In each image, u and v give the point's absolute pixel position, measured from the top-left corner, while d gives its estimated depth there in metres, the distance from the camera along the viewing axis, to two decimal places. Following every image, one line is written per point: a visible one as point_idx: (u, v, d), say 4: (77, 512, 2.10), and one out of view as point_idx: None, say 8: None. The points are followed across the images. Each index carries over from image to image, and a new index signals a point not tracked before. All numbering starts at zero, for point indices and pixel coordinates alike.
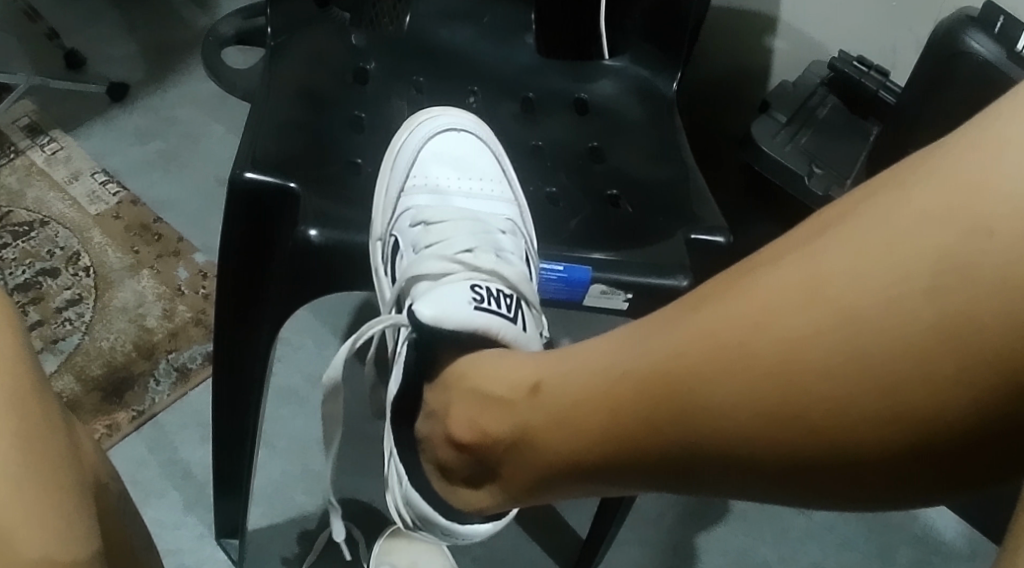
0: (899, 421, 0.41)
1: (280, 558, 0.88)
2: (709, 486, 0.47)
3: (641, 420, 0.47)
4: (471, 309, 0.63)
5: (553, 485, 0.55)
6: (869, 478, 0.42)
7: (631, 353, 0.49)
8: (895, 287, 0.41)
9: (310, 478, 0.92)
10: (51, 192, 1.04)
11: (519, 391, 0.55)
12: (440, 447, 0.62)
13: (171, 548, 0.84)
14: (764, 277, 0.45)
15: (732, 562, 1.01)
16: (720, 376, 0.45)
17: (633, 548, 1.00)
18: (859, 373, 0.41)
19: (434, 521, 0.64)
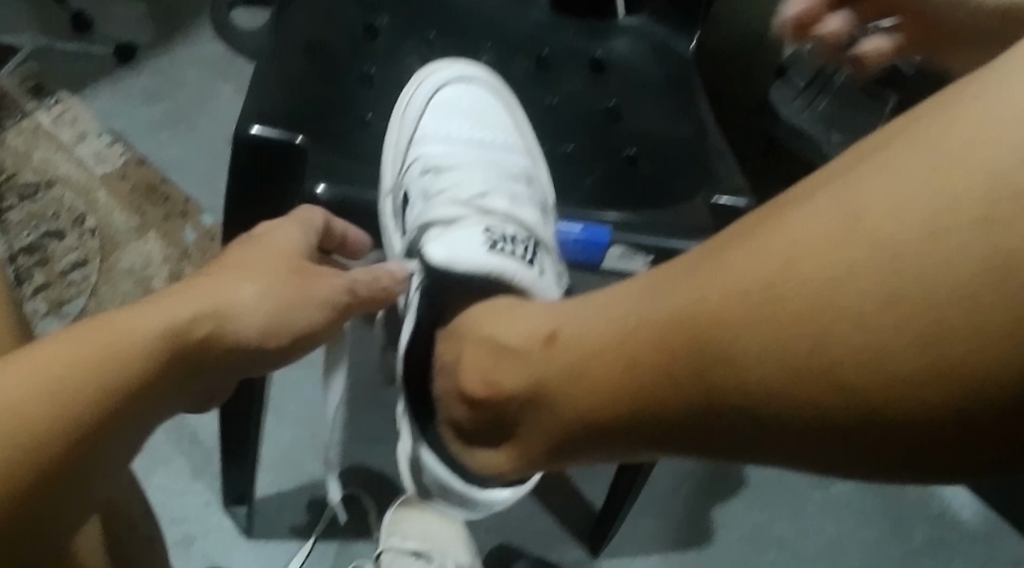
0: (941, 376, 0.36)
1: (290, 526, 0.86)
2: (735, 452, 0.43)
3: (660, 373, 0.44)
4: (483, 251, 0.62)
5: (571, 448, 0.50)
6: (920, 440, 0.38)
7: (651, 302, 0.45)
8: (937, 218, 0.37)
9: (320, 442, 0.91)
10: (58, 153, 1.02)
11: (535, 340, 0.52)
12: (454, 405, 0.59)
13: (177, 517, 0.85)
14: (797, 213, 0.41)
15: (747, 535, 0.99)
16: (748, 325, 0.41)
17: (649, 519, 0.99)
18: (901, 318, 0.37)
19: (451, 487, 0.64)
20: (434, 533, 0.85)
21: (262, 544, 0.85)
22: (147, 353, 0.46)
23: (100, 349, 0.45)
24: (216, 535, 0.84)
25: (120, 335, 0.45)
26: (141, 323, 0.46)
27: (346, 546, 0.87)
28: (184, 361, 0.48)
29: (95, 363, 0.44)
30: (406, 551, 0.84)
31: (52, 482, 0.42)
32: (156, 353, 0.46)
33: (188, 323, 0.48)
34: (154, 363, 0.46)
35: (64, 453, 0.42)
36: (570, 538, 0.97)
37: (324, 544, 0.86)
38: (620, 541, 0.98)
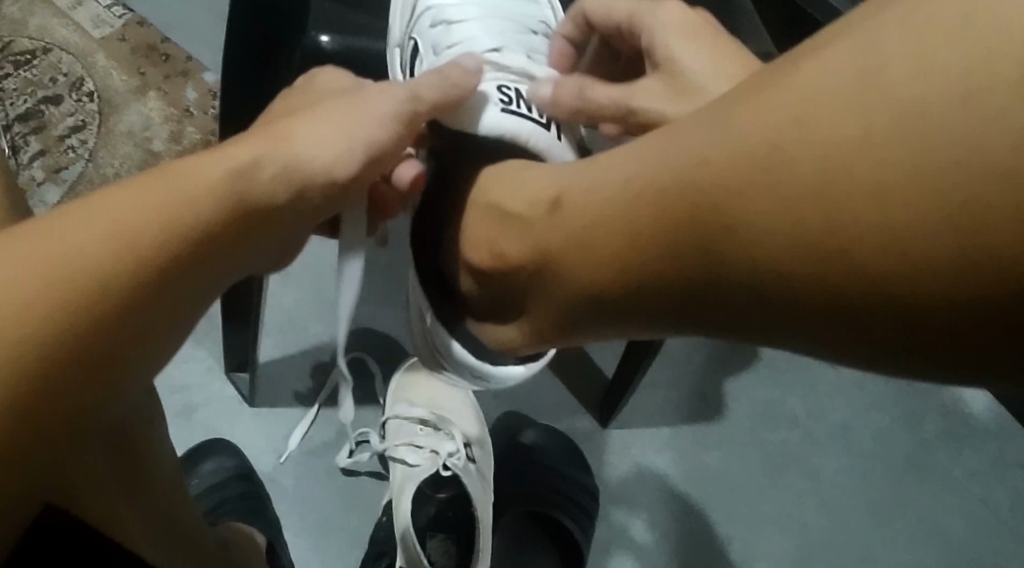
0: (960, 265, 0.34)
1: (293, 393, 0.86)
2: (744, 325, 0.42)
3: (665, 242, 0.42)
4: (499, 110, 0.57)
5: (577, 320, 0.51)
6: (926, 325, 0.35)
7: (655, 165, 0.43)
8: (964, 79, 0.33)
9: (325, 307, 0.89)
10: (56, 19, 0.97)
11: (539, 206, 0.50)
12: (462, 276, 0.58)
13: (180, 385, 0.85)
14: (812, 70, 0.38)
15: (758, 411, 1.00)
16: (754, 191, 0.39)
17: (661, 391, 0.98)
18: (925, 199, 0.34)
19: (462, 361, 0.60)
20: (442, 401, 0.85)
21: (266, 413, 0.85)
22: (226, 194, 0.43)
23: (182, 184, 0.42)
24: (219, 404, 0.85)
25: (198, 174, 0.43)
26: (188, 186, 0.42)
27: (351, 413, 0.86)
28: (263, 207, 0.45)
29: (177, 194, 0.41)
30: (412, 419, 0.83)
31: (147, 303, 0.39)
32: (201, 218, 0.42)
33: (257, 166, 0.45)
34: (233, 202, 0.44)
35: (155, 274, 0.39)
36: (580, 408, 0.96)
37: (329, 411, 0.86)
38: (631, 413, 0.97)
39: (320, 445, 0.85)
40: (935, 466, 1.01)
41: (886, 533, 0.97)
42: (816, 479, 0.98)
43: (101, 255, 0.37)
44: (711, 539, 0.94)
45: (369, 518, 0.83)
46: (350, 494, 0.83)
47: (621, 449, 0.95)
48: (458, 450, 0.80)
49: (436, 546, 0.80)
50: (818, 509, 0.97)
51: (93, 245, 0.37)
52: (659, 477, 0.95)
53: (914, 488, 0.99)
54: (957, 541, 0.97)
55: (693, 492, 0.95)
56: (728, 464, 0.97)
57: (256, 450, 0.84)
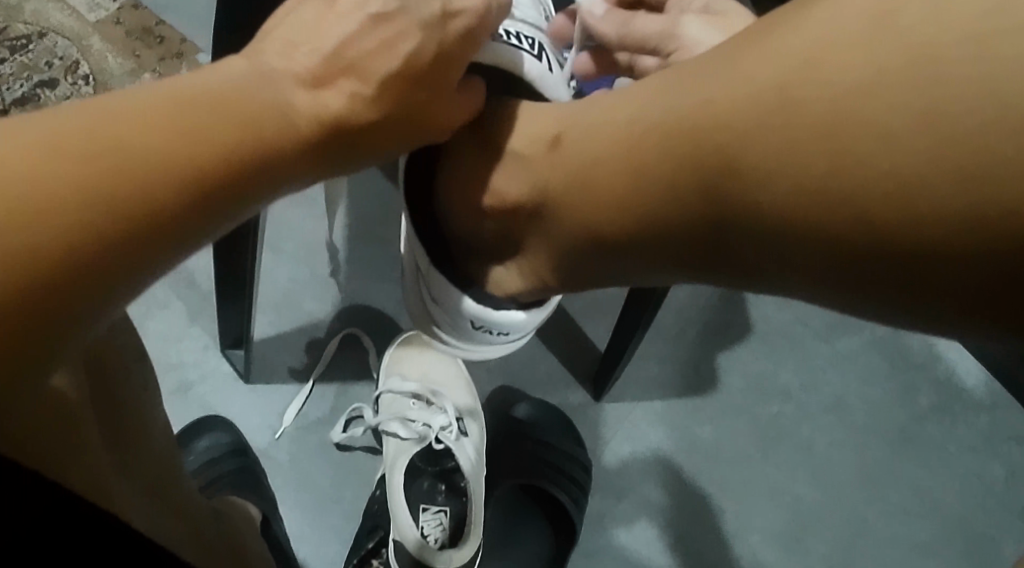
0: (963, 216, 0.35)
1: (288, 369, 0.88)
2: (742, 266, 0.43)
3: (667, 179, 0.43)
4: (497, 42, 0.54)
5: (578, 262, 0.51)
6: (927, 271, 0.36)
7: (658, 106, 0.44)
8: (980, 24, 0.34)
9: (320, 284, 0.90)
10: (51, 4, 0.98)
11: (540, 142, 0.50)
12: (458, 219, 0.58)
13: (175, 362, 0.86)
14: (828, 11, 0.39)
15: (751, 384, 1.00)
16: (762, 134, 0.39)
17: (653, 364, 0.99)
18: (936, 146, 0.35)
19: (462, 307, 0.60)
20: (434, 375, 0.86)
21: (261, 389, 0.87)
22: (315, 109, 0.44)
23: (264, 90, 0.42)
24: (214, 381, 0.86)
25: (284, 86, 0.43)
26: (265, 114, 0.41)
27: (346, 388, 0.88)
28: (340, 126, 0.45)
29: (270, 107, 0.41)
30: (405, 393, 0.84)
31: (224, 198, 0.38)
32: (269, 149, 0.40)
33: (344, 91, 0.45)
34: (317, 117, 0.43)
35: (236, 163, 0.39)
36: (573, 382, 0.97)
37: (323, 386, 0.87)
38: (625, 386, 0.97)
39: (315, 420, 0.86)
40: (926, 437, 1.01)
41: (879, 504, 0.97)
42: (810, 451, 0.99)
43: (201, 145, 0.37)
44: (704, 511, 0.95)
45: (363, 491, 0.84)
46: (344, 469, 0.85)
47: (615, 422, 0.96)
48: (451, 423, 0.82)
49: (429, 520, 0.81)
50: (810, 481, 0.97)
51: (184, 125, 0.37)
52: (652, 449, 0.96)
53: (906, 460, 1.00)
54: (950, 511, 0.98)
55: (686, 464, 0.96)
56: (722, 435, 0.97)
57: (251, 426, 0.85)
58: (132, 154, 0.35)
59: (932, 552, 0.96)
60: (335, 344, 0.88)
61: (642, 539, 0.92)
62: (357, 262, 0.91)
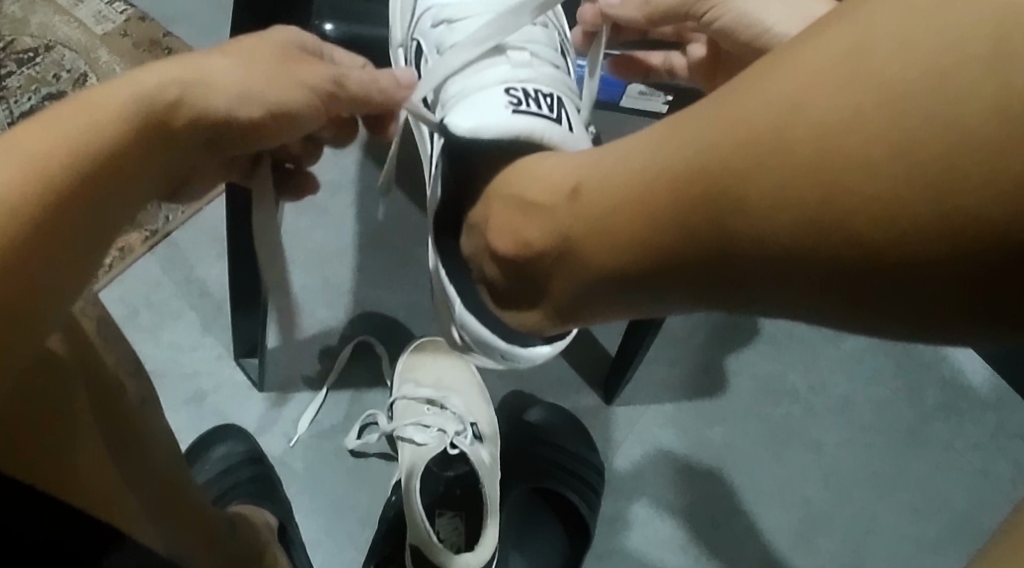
0: (946, 229, 0.36)
1: (302, 377, 0.88)
2: (759, 300, 0.44)
3: (677, 220, 0.45)
4: (508, 113, 0.56)
5: (598, 299, 0.52)
6: (935, 288, 0.38)
7: (666, 149, 0.45)
8: (941, 58, 0.36)
9: (332, 291, 0.91)
10: (57, 17, 0.99)
11: (558, 193, 0.51)
12: (485, 263, 0.58)
13: (188, 372, 0.86)
14: (807, 46, 0.41)
15: (759, 386, 1.01)
16: (755, 173, 0.41)
17: (662, 367, 1.00)
18: (915, 166, 0.37)
19: (493, 346, 0.60)
20: (448, 381, 0.87)
21: (275, 397, 0.87)
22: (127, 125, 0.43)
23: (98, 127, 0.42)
24: (227, 390, 0.86)
25: (102, 105, 0.43)
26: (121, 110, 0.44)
27: (359, 395, 0.88)
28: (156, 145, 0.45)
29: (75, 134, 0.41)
30: (420, 398, 0.85)
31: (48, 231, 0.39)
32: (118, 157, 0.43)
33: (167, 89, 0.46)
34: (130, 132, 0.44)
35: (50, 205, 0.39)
36: (584, 386, 0.97)
37: (337, 393, 0.87)
38: (635, 389, 0.98)
39: (330, 427, 0.86)
40: (934, 435, 1.02)
41: (887, 503, 0.98)
42: (819, 450, 0.99)
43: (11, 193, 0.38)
44: (716, 512, 0.95)
45: (379, 498, 0.85)
46: (360, 475, 0.85)
47: (626, 425, 0.97)
48: (464, 429, 0.82)
49: (444, 524, 0.82)
50: (818, 482, 0.98)
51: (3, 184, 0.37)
52: (662, 452, 0.96)
53: (914, 459, 1.00)
54: (958, 508, 0.99)
55: (697, 466, 0.96)
56: (731, 436, 0.98)
57: (266, 435, 0.86)
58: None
59: (941, 549, 0.97)
60: (349, 351, 0.88)
61: (654, 541, 0.93)
62: (369, 272, 0.92)
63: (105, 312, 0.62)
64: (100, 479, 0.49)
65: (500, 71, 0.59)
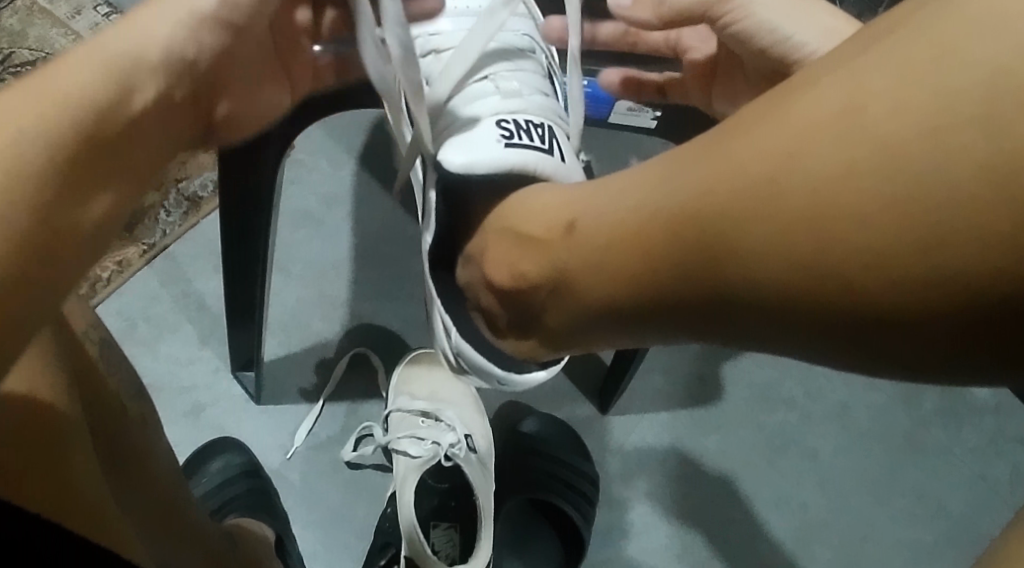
0: (938, 284, 0.37)
1: (299, 389, 0.89)
2: (753, 341, 0.45)
3: (667, 262, 0.45)
4: (501, 146, 0.57)
5: (594, 332, 0.52)
6: (927, 339, 0.38)
7: (659, 190, 0.46)
8: (932, 118, 0.37)
9: (328, 304, 0.92)
10: (54, 29, 0.99)
11: (554, 228, 0.52)
12: (482, 292, 0.59)
13: (186, 386, 0.88)
14: (801, 99, 0.42)
15: (757, 394, 1.01)
16: (751, 221, 0.42)
17: (658, 376, 1.00)
18: (906, 222, 0.38)
19: (489, 371, 0.61)
20: (443, 393, 0.87)
21: (272, 409, 0.88)
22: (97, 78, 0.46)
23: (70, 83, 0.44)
24: (225, 402, 0.88)
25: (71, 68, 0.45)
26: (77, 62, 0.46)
27: (356, 407, 0.89)
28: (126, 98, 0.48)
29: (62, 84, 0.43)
30: (414, 411, 0.85)
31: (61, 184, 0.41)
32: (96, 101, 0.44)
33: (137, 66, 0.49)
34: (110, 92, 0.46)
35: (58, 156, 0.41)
36: (579, 395, 0.98)
37: (334, 405, 0.88)
38: (631, 398, 0.99)
39: (326, 439, 0.87)
40: (932, 441, 1.02)
41: (884, 509, 0.98)
42: (815, 458, 1.00)
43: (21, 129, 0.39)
44: (714, 519, 0.96)
45: (374, 510, 0.85)
46: (356, 487, 0.86)
47: (623, 434, 0.97)
48: (460, 440, 0.82)
49: (438, 537, 0.83)
50: (817, 489, 0.98)
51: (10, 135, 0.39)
52: (658, 461, 0.97)
53: (912, 465, 1.01)
54: (956, 514, 0.99)
55: (693, 474, 0.97)
56: (727, 445, 0.99)
57: (264, 447, 0.87)
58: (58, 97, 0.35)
59: (938, 554, 0.97)
60: (345, 363, 0.89)
61: (651, 550, 0.93)
62: (364, 284, 0.93)
63: (107, 332, 0.63)
64: (91, 480, 0.46)
65: (491, 101, 0.60)
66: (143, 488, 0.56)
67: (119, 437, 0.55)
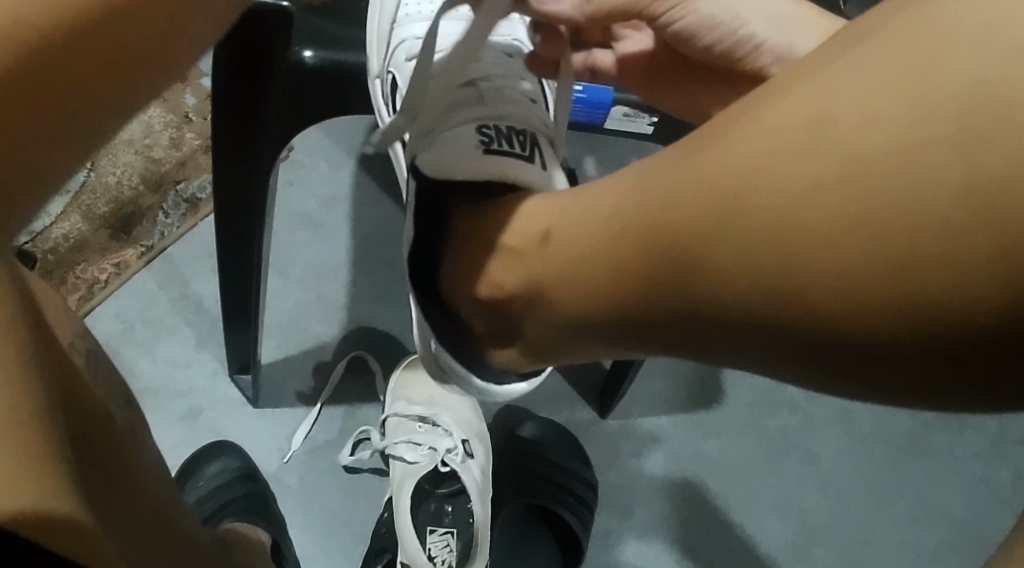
0: (911, 311, 0.37)
1: (296, 392, 0.89)
2: (725, 358, 0.44)
3: (641, 278, 0.44)
4: (478, 153, 0.57)
5: (570, 342, 0.52)
6: (896, 363, 0.38)
7: (632, 204, 0.45)
8: (906, 135, 0.36)
9: (326, 307, 0.92)
10: None
11: (531, 238, 0.52)
12: (463, 302, 0.59)
13: (184, 388, 0.88)
14: (771, 110, 0.41)
15: (757, 397, 1.01)
16: (720, 236, 0.41)
17: (659, 380, 0.99)
18: (879, 247, 0.37)
19: (468, 380, 0.62)
20: (440, 397, 0.87)
21: (270, 412, 0.88)
22: None
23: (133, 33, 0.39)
24: (223, 405, 0.88)
25: None
26: None
27: (354, 410, 0.89)
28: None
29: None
30: (411, 416, 0.85)
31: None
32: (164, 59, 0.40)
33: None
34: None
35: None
36: (579, 399, 0.97)
37: (330, 409, 0.88)
38: (630, 401, 0.98)
39: (323, 443, 0.87)
40: (934, 444, 1.01)
41: (885, 513, 0.98)
42: (816, 462, 0.99)
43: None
44: (713, 525, 0.95)
45: (371, 514, 0.85)
46: (352, 491, 0.86)
47: (622, 438, 0.97)
48: (457, 446, 0.83)
49: (436, 542, 0.80)
50: (817, 494, 0.98)
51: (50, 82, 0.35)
52: (658, 466, 0.96)
53: (913, 467, 1.00)
54: (957, 517, 0.98)
55: (692, 477, 0.96)
56: (727, 448, 0.98)
57: (260, 450, 0.87)
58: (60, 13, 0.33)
59: (940, 558, 0.96)
60: (343, 366, 0.89)
61: (649, 555, 0.93)
62: (362, 286, 0.93)
63: (92, 343, 0.63)
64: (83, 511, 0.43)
65: (474, 108, 0.60)
66: (132, 505, 0.56)
67: (103, 454, 0.55)
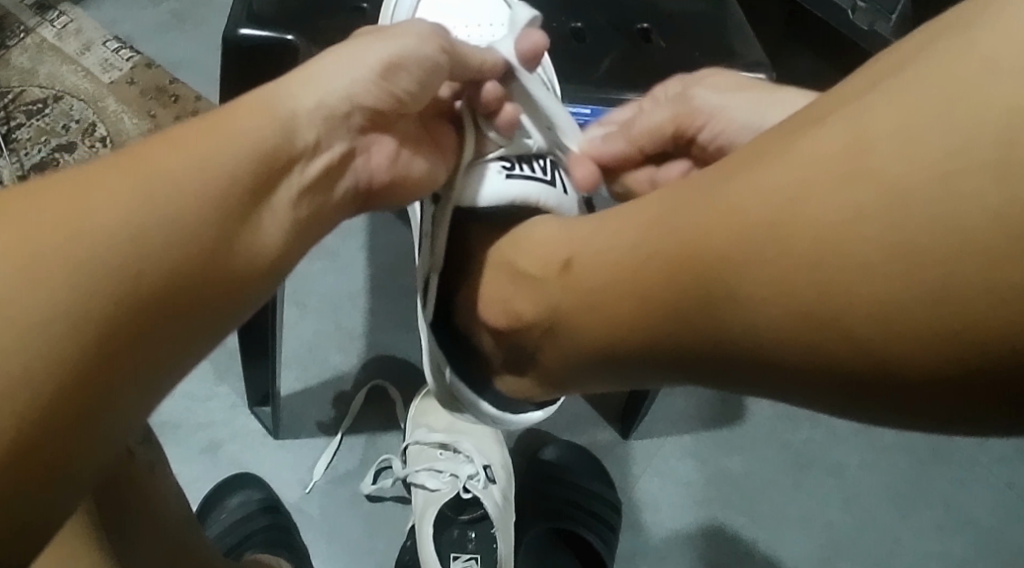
0: (946, 340, 0.36)
1: (317, 423, 0.89)
2: (752, 390, 0.44)
3: (667, 311, 0.44)
4: (502, 178, 0.58)
5: (590, 372, 0.51)
6: (931, 393, 0.37)
7: (654, 234, 0.45)
8: (941, 159, 0.36)
9: (345, 336, 0.92)
10: (64, 66, 1.04)
11: (551, 266, 0.52)
12: (473, 329, 0.59)
13: (205, 422, 0.88)
14: (800, 142, 0.40)
15: (779, 412, 1.00)
16: (747, 265, 0.40)
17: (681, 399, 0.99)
18: (912, 268, 0.36)
19: (482, 410, 0.61)
20: (461, 424, 0.87)
21: (291, 444, 0.88)
22: (266, 122, 0.48)
23: (193, 164, 0.44)
24: (243, 438, 0.88)
25: (230, 125, 0.47)
26: (200, 144, 0.45)
27: (375, 439, 0.89)
28: (291, 148, 0.49)
29: (224, 140, 0.46)
30: (432, 444, 0.85)
31: (151, 310, 0.41)
32: (241, 176, 0.46)
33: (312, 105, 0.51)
34: (268, 138, 0.48)
35: (197, 234, 0.43)
36: (600, 420, 0.98)
37: (352, 438, 0.88)
38: (653, 422, 0.98)
39: (345, 473, 0.87)
40: (958, 454, 1.00)
41: (912, 522, 0.96)
42: (843, 475, 0.98)
43: (80, 283, 0.38)
44: (739, 545, 0.94)
45: (394, 541, 0.85)
46: (376, 521, 0.86)
47: (645, 458, 0.97)
48: (479, 472, 0.83)
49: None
50: (845, 508, 0.97)
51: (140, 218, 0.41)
52: (683, 485, 0.96)
53: (939, 477, 0.99)
54: (985, 524, 0.97)
55: (716, 498, 0.96)
56: (753, 466, 0.97)
57: (283, 483, 0.87)
58: (121, 226, 0.40)
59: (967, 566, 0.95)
60: (363, 396, 0.89)
61: None
62: (379, 316, 0.93)
63: None
64: None
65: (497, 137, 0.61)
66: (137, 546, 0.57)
67: (107, 490, 0.56)
